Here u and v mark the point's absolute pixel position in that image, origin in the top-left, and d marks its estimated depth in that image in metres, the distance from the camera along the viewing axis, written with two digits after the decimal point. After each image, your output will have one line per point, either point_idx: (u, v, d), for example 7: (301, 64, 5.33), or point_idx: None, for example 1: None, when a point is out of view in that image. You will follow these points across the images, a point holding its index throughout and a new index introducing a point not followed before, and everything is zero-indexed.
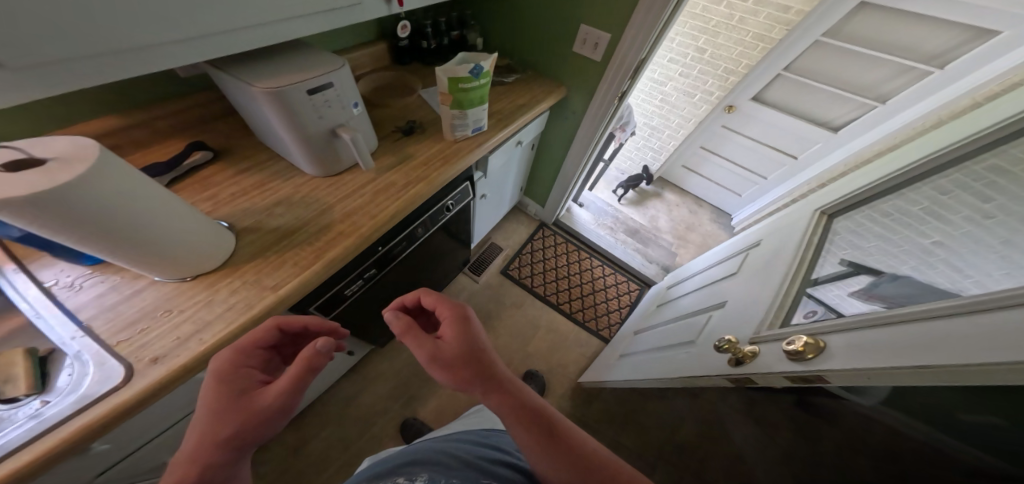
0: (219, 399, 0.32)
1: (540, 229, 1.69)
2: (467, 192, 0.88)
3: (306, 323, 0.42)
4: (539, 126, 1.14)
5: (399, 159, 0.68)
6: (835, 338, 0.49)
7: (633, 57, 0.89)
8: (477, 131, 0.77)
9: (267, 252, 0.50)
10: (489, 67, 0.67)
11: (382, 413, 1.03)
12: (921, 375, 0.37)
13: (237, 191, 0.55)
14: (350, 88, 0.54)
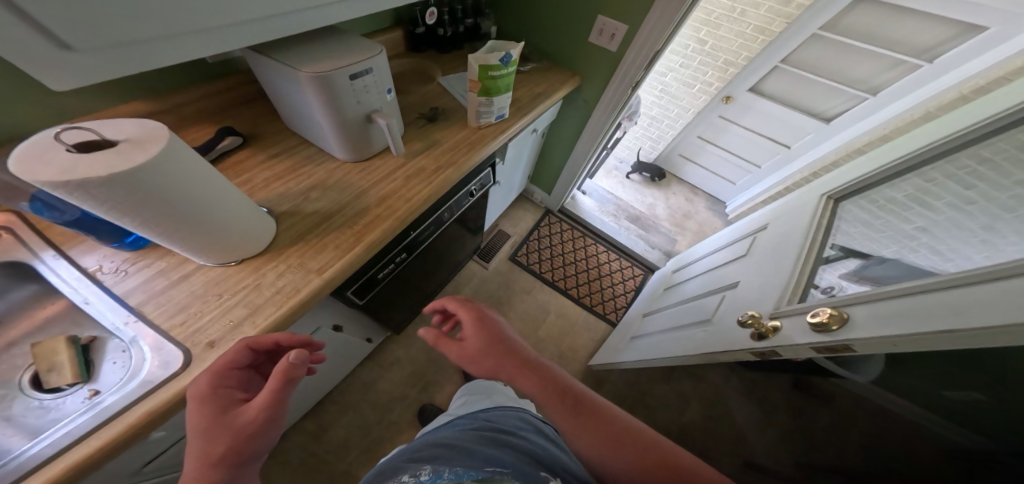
0: (202, 420, 0.32)
1: (545, 216, 1.65)
2: (490, 177, 0.89)
3: (277, 339, 0.41)
4: (552, 115, 1.10)
5: (428, 145, 0.71)
6: (857, 309, 0.55)
7: (649, 48, 0.88)
8: (500, 118, 0.81)
9: (308, 238, 0.53)
10: (516, 56, 0.70)
11: (403, 399, 1.13)
12: (944, 337, 0.43)
13: (273, 174, 0.57)
14: (386, 75, 0.54)
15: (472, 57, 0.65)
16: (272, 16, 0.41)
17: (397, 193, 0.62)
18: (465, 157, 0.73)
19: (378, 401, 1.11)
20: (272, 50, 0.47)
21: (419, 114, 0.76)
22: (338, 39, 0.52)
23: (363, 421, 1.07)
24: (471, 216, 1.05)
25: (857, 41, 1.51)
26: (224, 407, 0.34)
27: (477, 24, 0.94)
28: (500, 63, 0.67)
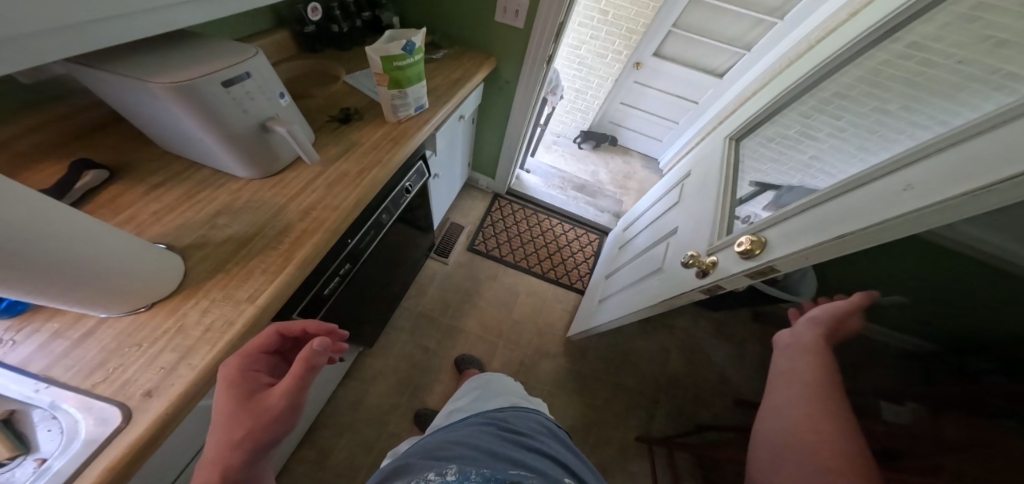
0: (234, 403, 0.38)
1: (495, 200, 1.65)
2: (423, 171, 0.87)
3: (303, 326, 0.48)
4: (477, 98, 1.09)
5: (347, 148, 0.68)
6: (771, 230, 0.60)
7: (553, 20, 0.90)
8: (420, 109, 0.79)
9: (226, 267, 0.50)
10: (420, 43, 0.67)
11: (394, 409, 1.07)
12: (842, 242, 0.47)
13: (162, 206, 0.52)
14: (269, 77, 0.51)
15: (369, 49, 0.61)
16: (117, 21, 0.35)
17: (322, 203, 0.59)
18: (390, 154, 0.70)
19: (369, 415, 1.05)
20: (113, 63, 0.41)
21: (329, 116, 0.72)
22: (197, 45, 0.47)
23: (363, 438, 1.01)
24: (416, 214, 1.02)
25: (729, 5, 1.67)
26: (252, 391, 0.40)
27: (375, 17, 0.92)
28: (403, 52, 0.64)
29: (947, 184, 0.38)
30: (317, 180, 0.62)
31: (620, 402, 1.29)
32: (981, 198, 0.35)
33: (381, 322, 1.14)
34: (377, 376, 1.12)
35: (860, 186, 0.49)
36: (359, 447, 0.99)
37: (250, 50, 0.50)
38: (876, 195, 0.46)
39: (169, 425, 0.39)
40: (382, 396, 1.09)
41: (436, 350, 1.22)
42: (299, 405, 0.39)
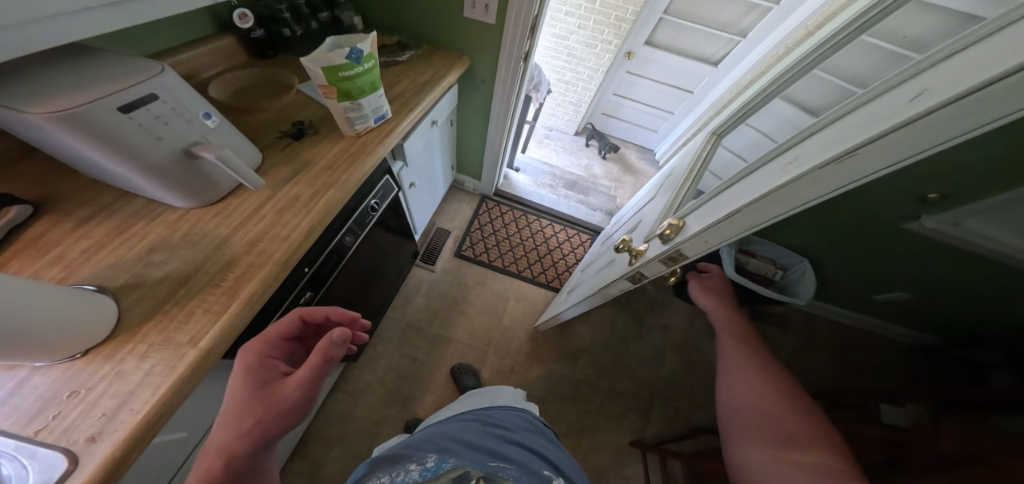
0: (251, 389, 0.40)
1: (481, 202, 1.61)
2: (391, 186, 0.84)
3: (325, 315, 0.52)
4: (452, 101, 1.04)
5: (297, 170, 0.66)
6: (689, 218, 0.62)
7: (526, 14, 0.83)
8: (384, 118, 0.75)
9: (162, 308, 0.47)
10: (368, 49, 0.62)
11: (384, 420, 1.07)
12: (736, 217, 0.49)
13: (90, 244, 0.51)
14: (183, 95, 0.50)
15: (304, 59, 0.56)
16: None
17: (268, 234, 0.58)
18: (344, 174, 0.67)
19: (359, 426, 1.05)
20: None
21: (280, 133, 0.70)
22: (82, 63, 0.43)
23: (356, 448, 1.01)
24: (393, 228, 1.00)
25: None
26: (268, 378, 0.42)
27: (335, 16, 0.88)
28: (348, 61, 0.59)
29: (832, 150, 0.39)
30: (262, 207, 0.60)
31: (616, 408, 1.26)
32: (854, 160, 0.36)
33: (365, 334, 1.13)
34: (366, 387, 1.12)
35: (783, 164, 0.48)
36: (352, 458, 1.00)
37: (155, 65, 0.48)
38: (768, 176, 0.49)
39: (117, 469, 0.37)
40: (371, 410, 1.08)
41: (426, 361, 1.21)
42: (309, 398, 0.41)
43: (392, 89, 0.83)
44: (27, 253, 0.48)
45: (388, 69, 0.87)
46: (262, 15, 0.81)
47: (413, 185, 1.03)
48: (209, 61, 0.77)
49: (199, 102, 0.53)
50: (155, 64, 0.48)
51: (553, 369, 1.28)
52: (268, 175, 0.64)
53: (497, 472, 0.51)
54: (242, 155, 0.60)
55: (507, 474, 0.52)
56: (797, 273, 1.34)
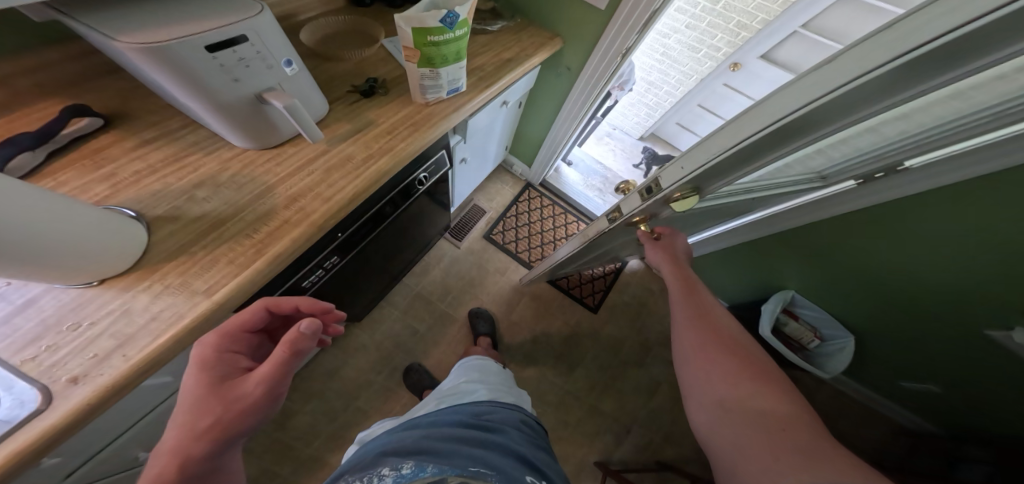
0: (209, 383, 0.40)
1: (525, 190, 1.55)
2: (443, 162, 0.80)
3: (293, 306, 0.50)
4: (528, 83, 0.95)
5: (359, 128, 0.64)
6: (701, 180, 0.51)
7: (644, 7, 0.71)
8: (458, 91, 0.69)
9: (190, 249, 0.51)
10: (465, 16, 0.55)
11: (366, 385, 1.17)
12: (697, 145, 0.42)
13: (145, 167, 0.56)
14: (274, 41, 0.47)
15: (399, 16, 0.50)
16: None
17: (314, 189, 0.59)
18: (403, 142, 0.64)
19: (341, 387, 1.15)
20: (92, 17, 0.38)
21: (352, 87, 0.68)
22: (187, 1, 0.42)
23: (328, 406, 1.12)
24: (430, 205, 0.98)
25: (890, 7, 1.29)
26: (225, 375, 0.42)
27: None
28: (441, 25, 0.53)
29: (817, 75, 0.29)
30: (316, 161, 0.61)
31: (593, 428, 1.25)
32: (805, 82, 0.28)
33: (381, 292, 1.19)
34: (359, 349, 1.21)
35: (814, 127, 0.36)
36: (319, 417, 1.10)
37: (256, 6, 0.45)
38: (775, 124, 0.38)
39: (93, 412, 0.40)
40: (360, 371, 1.18)
41: (427, 333, 1.27)
42: (272, 396, 0.41)
43: (473, 59, 0.76)
44: (81, 164, 0.54)
45: (475, 36, 0.80)
46: None
47: (464, 161, 1.00)
48: (309, 4, 0.76)
49: (284, 46, 0.49)
50: (255, 4, 0.44)
51: (546, 374, 1.29)
52: (329, 128, 0.63)
53: (479, 479, 0.44)
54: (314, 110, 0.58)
55: (491, 481, 0.44)
56: (834, 347, 1.16)
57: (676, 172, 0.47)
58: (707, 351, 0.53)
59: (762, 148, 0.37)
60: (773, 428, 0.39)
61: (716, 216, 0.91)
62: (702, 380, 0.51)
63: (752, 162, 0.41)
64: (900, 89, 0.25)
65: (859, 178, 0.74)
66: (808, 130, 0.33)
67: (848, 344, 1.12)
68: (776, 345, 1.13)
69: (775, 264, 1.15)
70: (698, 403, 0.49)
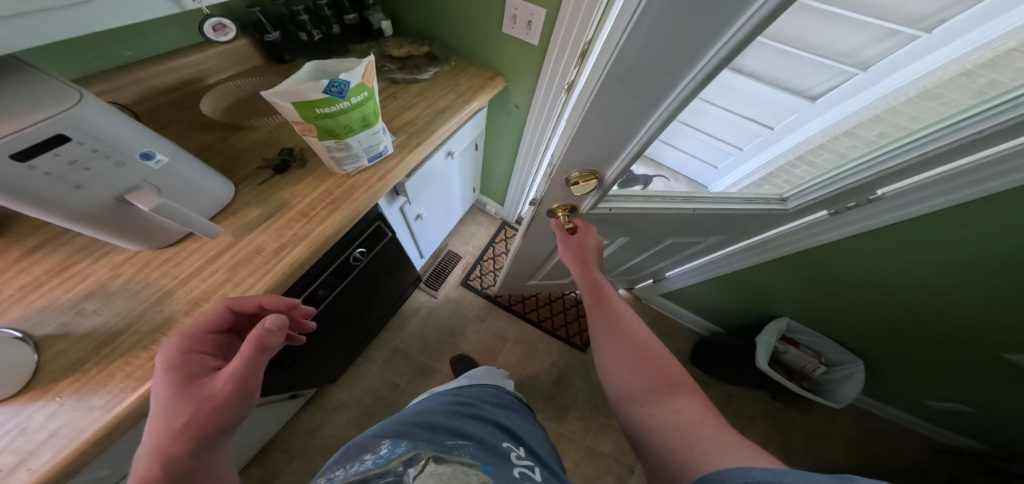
0: (175, 386, 0.41)
1: (501, 228, 1.49)
2: (383, 231, 0.74)
3: (259, 303, 0.49)
4: (478, 124, 0.89)
5: (270, 212, 0.59)
6: (600, 170, 0.56)
7: (576, 40, 0.64)
8: (381, 155, 0.62)
9: (82, 366, 0.48)
10: (357, 81, 0.47)
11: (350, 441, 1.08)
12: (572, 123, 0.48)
13: (28, 280, 0.54)
14: (119, 135, 0.42)
15: (268, 92, 0.43)
16: None
17: (221, 289, 0.54)
18: (319, 225, 0.58)
19: (323, 445, 1.07)
20: None
21: (263, 162, 0.63)
22: None
23: (312, 465, 1.04)
24: (387, 269, 0.90)
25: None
26: (194, 374, 0.42)
27: (364, 19, 0.79)
28: (326, 96, 0.45)
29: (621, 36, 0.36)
30: (224, 254, 0.56)
31: (593, 471, 1.11)
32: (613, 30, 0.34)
33: (353, 354, 1.12)
34: (338, 406, 1.13)
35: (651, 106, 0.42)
36: (306, 474, 1.02)
37: (78, 95, 0.38)
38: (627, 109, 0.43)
39: None
40: (340, 428, 1.10)
41: (407, 387, 1.18)
42: (244, 392, 0.42)
43: (402, 114, 0.69)
44: None
45: (408, 87, 0.74)
46: (280, 14, 0.71)
47: (420, 217, 0.94)
48: (216, 65, 0.73)
49: (142, 138, 0.45)
50: (68, 95, 0.37)
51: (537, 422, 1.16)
52: (235, 215, 0.59)
53: (453, 451, 0.45)
54: (193, 196, 0.53)
55: (466, 452, 0.45)
56: (843, 373, 1.05)
57: (567, 154, 0.53)
58: (623, 356, 0.54)
59: (629, 119, 0.45)
60: (682, 447, 0.40)
61: (682, 234, 0.88)
62: (622, 387, 0.52)
63: (629, 140, 0.49)
64: (682, 50, 0.33)
65: (830, 208, 0.71)
66: (652, 98, 0.40)
67: (858, 368, 1.01)
68: (773, 376, 1.03)
69: (761, 289, 1.04)
70: (626, 413, 0.51)
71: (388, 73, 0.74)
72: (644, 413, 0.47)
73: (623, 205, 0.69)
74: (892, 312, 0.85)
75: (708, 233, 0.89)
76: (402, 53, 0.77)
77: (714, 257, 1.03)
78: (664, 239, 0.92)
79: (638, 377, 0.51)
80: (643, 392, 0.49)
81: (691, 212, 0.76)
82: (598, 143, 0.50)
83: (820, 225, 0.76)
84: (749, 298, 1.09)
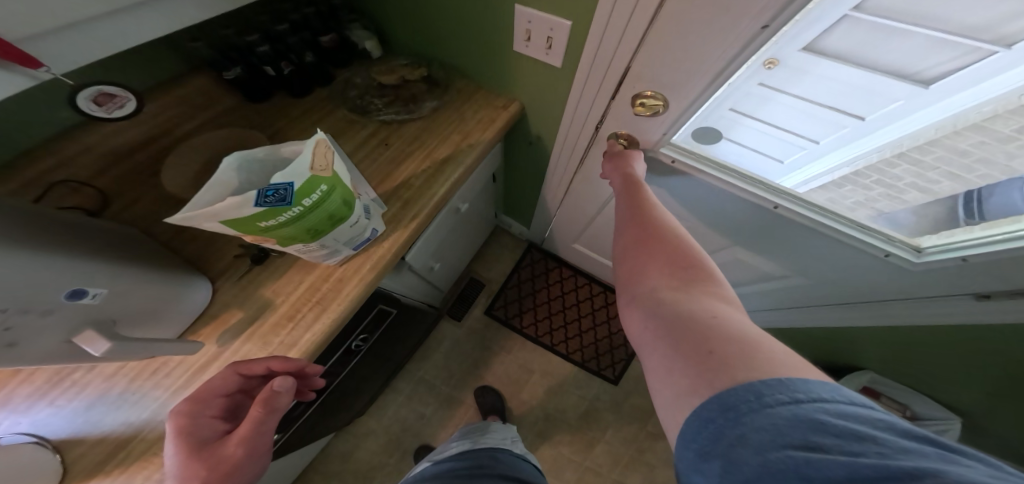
0: (183, 456, 0.35)
1: (526, 251, 1.35)
2: (386, 310, 0.66)
3: (267, 365, 0.43)
4: (492, 159, 0.75)
5: (253, 315, 0.51)
6: (676, 100, 0.47)
7: (607, 65, 0.48)
8: (369, 239, 0.51)
9: (107, 468, 0.46)
10: (305, 178, 0.33)
11: (382, 468, 1.05)
12: (647, 45, 0.42)
13: (30, 391, 0.49)
14: (52, 281, 0.32)
15: (175, 219, 0.29)
16: None
17: None
18: (307, 330, 0.49)
19: (357, 470, 1.05)
20: None
21: (241, 248, 0.55)
22: None
23: None
24: (398, 331, 0.82)
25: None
26: (207, 441, 0.37)
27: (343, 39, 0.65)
28: (262, 209, 0.32)
29: None
30: (211, 366, 0.49)
31: None
32: None
33: (380, 391, 1.09)
34: (369, 432, 1.09)
35: (750, 25, 0.34)
36: None
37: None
38: (717, 29, 0.36)
39: None
40: (374, 454, 1.07)
41: (433, 418, 1.12)
42: (258, 454, 0.37)
43: (398, 170, 0.56)
44: None
45: (404, 127, 0.60)
46: (235, 46, 0.57)
47: (433, 267, 0.83)
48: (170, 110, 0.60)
49: (78, 274, 0.34)
50: None
51: (565, 455, 1.09)
52: (216, 320, 0.51)
53: None
54: (161, 302, 0.44)
55: None
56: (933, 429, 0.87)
57: (638, 73, 0.46)
58: (640, 239, 0.42)
59: (709, 45, 0.38)
60: (696, 338, 0.27)
61: (750, 245, 0.75)
62: (631, 273, 0.40)
63: (701, 76, 0.42)
64: None
65: (976, 292, 0.52)
66: (742, 22, 0.34)
67: (955, 426, 0.84)
68: None
69: (842, 342, 0.85)
70: (628, 298, 0.38)
71: (373, 113, 0.60)
72: (643, 299, 0.35)
73: (687, 159, 0.63)
74: (1020, 388, 0.65)
75: (790, 262, 0.72)
76: (393, 80, 0.61)
77: (789, 306, 0.85)
78: (733, 242, 0.77)
79: (651, 268, 0.38)
80: (648, 282, 0.36)
81: (772, 209, 0.62)
82: (673, 69, 0.43)
83: (947, 306, 0.57)
84: (824, 345, 0.91)
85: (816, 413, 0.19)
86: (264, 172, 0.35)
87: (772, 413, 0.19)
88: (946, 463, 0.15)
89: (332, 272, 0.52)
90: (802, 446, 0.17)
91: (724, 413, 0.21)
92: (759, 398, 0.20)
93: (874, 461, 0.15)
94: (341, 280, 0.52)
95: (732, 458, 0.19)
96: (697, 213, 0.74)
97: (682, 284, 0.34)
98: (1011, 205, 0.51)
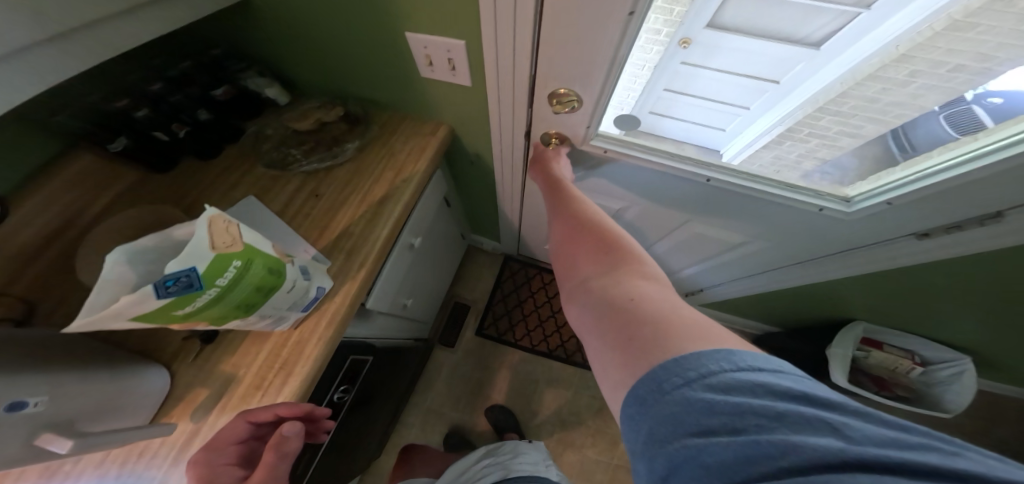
0: None
1: (505, 263, 1.35)
2: (360, 357, 0.64)
3: (276, 412, 0.44)
4: (439, 184, 0.74)
5: (220, 391, 0.50)
6: (586, 93, 0.46)
7: (506, 73, 0.48)
8: (318, 297, 0.50)
9: None
10: (209, 259, 0.32)
11: None
12: (539, 48, 0.42)
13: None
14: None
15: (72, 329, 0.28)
16: None
17: None
18: (275, 398, 0.48)
19: None
20: None
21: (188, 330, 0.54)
22: None
23: None
24: (385, 372, 0.81)
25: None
26: None
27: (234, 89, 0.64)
28: (168, 299, 0.31)
29: None
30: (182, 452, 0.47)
31: None
32: None
33: (389, 431, 1.07)
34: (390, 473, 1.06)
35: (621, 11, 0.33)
36: None
37: None
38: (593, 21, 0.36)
39: None
40: None
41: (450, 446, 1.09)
42: None
43: (338, 217, 0.56)
44: None
45: (336, 171, 0.60)
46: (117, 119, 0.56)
47: (406, 305, 0.82)
48: None
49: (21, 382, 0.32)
50: None
51: (589, 458, 1.06)
52: (184, 401, 0.50)
53: None
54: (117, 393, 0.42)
55: None
56: (949, 372, 0.86)
57: (544, 75, 0.46)
58: (569, 230, 0.42)
59: (591, 37, 0.38)
60: (618, 327, 0.26)
61: (709, 218, 0.73)
62: (564, 266, 0.39)
63: (598, 66, 0.41)
64: None
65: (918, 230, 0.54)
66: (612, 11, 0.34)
67: (967, 367, 0.82)
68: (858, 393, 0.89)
69: (830, 298, 0.83)
70: (566, 292, 0.37)
71: (296, 165, 0.59)
72: (578, 291, 0.34)
73: (618, 148, 0.62)
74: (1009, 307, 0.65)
75: (753, 229, 0.70)
76: (308, 126, 0.61)
77: (761, 272, 0.84)
78: (692, 220, 0.76)
79: (580, 258, 0.37)
80: (580, 273, 0.36)
81: (705, 182, 0.61)
82: (570, 64, 0.43)
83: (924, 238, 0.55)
84: (810, 306, 0.90)
85: (704, 392, 0.19)
86: (162, 259, 0.35)
87: (669, 400, 0.20)
88: (825, 433, 0.16)
89: (287, 336, 0.51)
90: (696, 430, 0.18)
91: (637, 407, 0.22)
92: (660, 387, 0.21)
93: (752, 436, 0.17)
94: (297, 341, 0.50)
95: (651, 455, 0.20)
96: (647, 198, 0.73)
97: (609, 266, 0.33)
98: (929, 132, 0.50)
